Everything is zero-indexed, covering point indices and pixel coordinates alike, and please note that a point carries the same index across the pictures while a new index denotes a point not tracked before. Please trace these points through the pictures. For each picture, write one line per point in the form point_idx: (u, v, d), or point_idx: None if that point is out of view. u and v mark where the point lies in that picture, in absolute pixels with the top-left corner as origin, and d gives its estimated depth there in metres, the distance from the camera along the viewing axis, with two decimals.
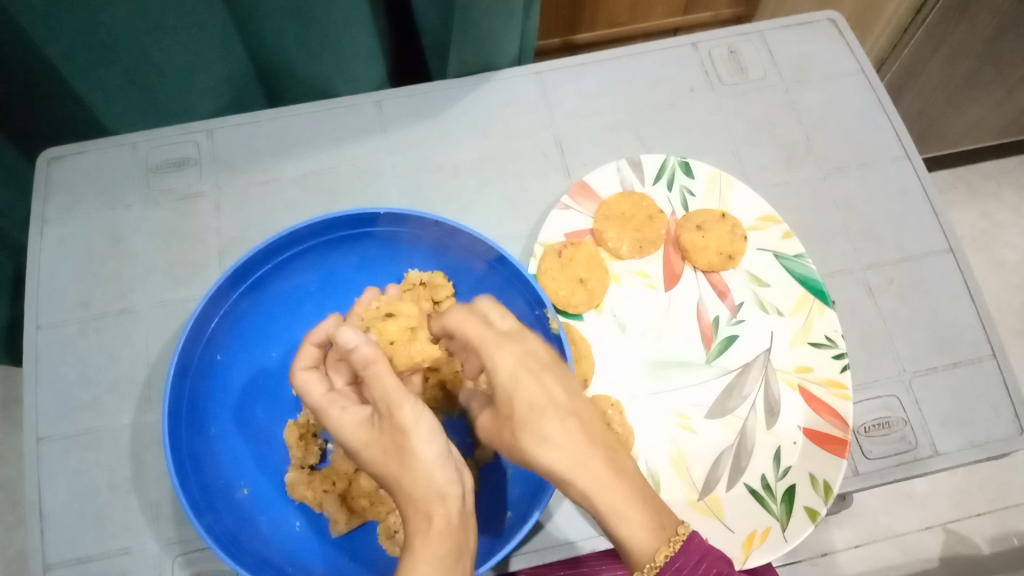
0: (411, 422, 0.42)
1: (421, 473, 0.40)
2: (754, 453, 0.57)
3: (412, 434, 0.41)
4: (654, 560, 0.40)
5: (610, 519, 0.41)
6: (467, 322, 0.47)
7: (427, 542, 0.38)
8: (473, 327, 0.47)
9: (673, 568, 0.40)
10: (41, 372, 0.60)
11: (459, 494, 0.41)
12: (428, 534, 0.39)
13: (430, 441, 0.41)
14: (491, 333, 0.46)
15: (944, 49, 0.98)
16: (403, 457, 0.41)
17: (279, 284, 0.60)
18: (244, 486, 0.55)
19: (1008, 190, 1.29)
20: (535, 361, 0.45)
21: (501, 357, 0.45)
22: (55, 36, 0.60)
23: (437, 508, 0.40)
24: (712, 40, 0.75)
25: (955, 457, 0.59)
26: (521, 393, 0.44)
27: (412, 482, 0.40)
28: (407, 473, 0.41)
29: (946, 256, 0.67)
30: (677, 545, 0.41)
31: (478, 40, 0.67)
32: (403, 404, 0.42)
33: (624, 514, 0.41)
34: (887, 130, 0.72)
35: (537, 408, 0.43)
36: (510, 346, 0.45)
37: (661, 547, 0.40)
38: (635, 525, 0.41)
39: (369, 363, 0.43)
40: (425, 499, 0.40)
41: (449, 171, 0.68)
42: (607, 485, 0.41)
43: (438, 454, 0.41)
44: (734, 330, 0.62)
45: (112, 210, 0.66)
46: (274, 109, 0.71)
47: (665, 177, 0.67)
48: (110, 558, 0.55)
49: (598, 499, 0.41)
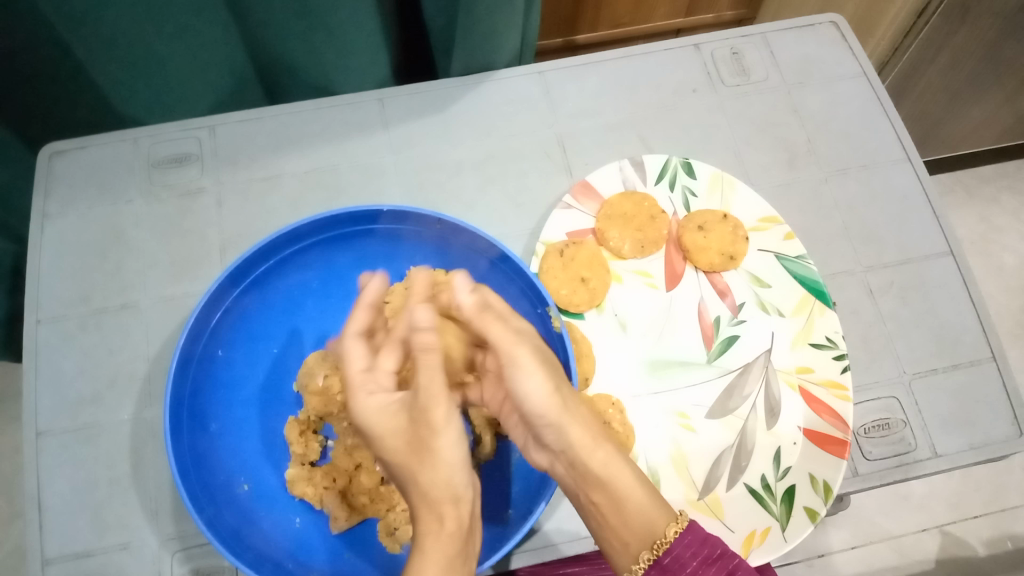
0: (443, 425, 0.40)
1: (440, 475, 0.40)
2: (754, 453, 0.57)
3: (441, 437, 0.40)
4: (664, 536, 0.42)
5: (623, 497, 0.43)
6: (483, 318, 0.44)
7: (437, 543, 0.38)
8: (489, 322, 0.44)
9: (682, 545, 0.42)
10: (41, 367, 0.60)
11: (470, 498, 0.41)
12: (440, 536, 0.39)
13: (455, 445, 0.40)
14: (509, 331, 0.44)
15: (943, 53, 0.98)
16: (425, 455, 0.40)
17: (280, 281, 0.60)
18: (244, 482, 0.55)
19: (1006, 194, 1.29)
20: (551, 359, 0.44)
21: (515, 356, 0.43)
22: (61, 29, 0.60)
23: (449, 509, 0.40)
24: (714, 41, 0.75)
25: (954, 458, 0.59)
26: (533, 392, 0.43)
27: (430, 481, 0.40)
28: (426, 471, 0.40)
29: (946, 259, 0.67)
30: (685, 522, 0.43)
31: (482, 39, 0.67)
32: (437, 404, 0.40)
33: (635, 492, 0.43)
34: (888, 133, 0.72)
35: (550, 406, 0.43)
36: (523, 343, 0.43)
37: (671, 521, 0.43)
38: (646, 501, 0.43)
39: (422, 351, 0.42)
40: (439, 499, 0.40)
41: (451, 169, 0.68)
42: (614, 465, 0.43)
43: (461, 459, 0.40)
44: (734, 330, 0.62)
45: (114, 204, 0.66)
46: (276, 106, 0.71)
47: (667, 177, 0.67)
48: (108, 553, 0.55)
49: (609, 474, 0.43)
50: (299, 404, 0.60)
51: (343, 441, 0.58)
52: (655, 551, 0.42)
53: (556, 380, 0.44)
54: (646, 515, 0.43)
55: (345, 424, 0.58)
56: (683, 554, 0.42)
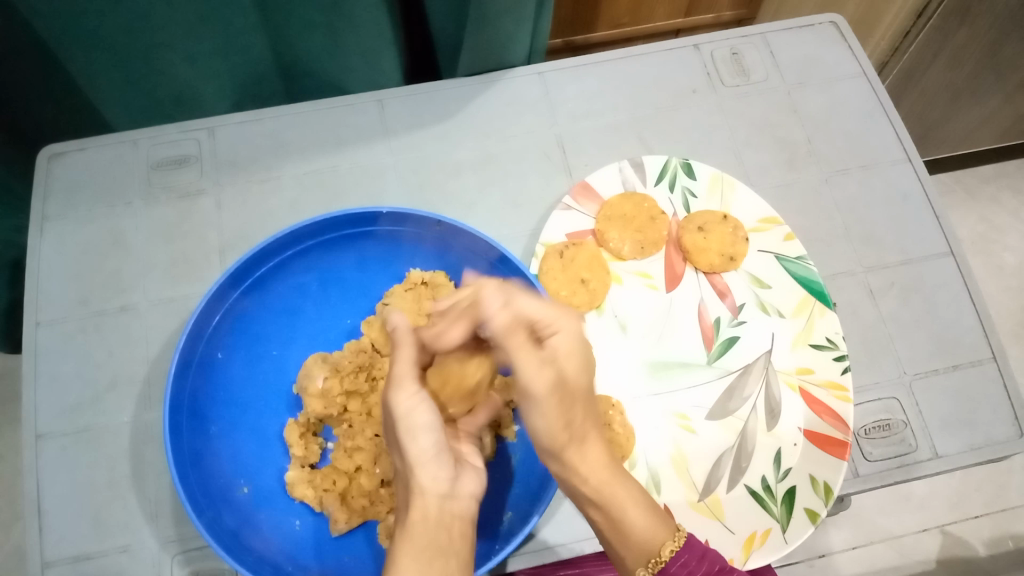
0: (405, 412, 0.43)
1: (410, 465, 0.43)
2: (755, 455, 0.57)
3: (406, 425, 0.43)
4: (659, 555, 0.43)
5: (619, 520, 0.44)
6: (511, 341, 0.42)
7: (408, 533, 0.40)
8: (516, 347, 0.42)
9: (678, 563, 0.43)
10: (41, 369, 0.60)
11: (441, 494, 0.42)
12: (407, 525, 0.41)
13: (425, 436, 0.43)
14: (535, 357, 0.42)
15: (943, 54, 0.98)
16: (399, 447, 0.43)
17: (280, 283, 0.60)
18: (244, 484, 0.54)
19: (1007, 193, 1.29)
20: (569, 390, 0.42)
21: (531, 390, 0.41)
22: (51, 22, 0.60)
23: (416, 501, 0.42)
24: (714, 42, 0.75)
25: (955, 459, 0.59)
26: (542, 424, 0.43)
27: (407, 470, 0.43)
28: (402, 460, 0.43)
29: (946, 259, 0.67)
30: (682, 540, 0.44)
31: (487, 41, 0.67)
32: (405, 389, 0.44)
33: (631, 518, 0.44)
34: (888, 133, 0.72)
35: (556, 437, 0.43)
36: (544, 376, 0.41)
37: (666, 539, 0.44)
38: (643, 520, 0.44)
39: (397, 346, 0.46)
40: (409, 491, 0.42)
41: (451, 171, 0.68)
42: (612, 487, 0.44)
43: (432, 450, 0.43)
44: (734, 331, 0.62)
45: (113, 207, 0.66)
46: (276, 107, 0.70)
47: (667, 178, 0.67)
48: (108, 556, 0.55)
49: (608, 493, 0.44)
50: (299, 406, 0.60)
51: (343, 442, 0.57)
52: (650, 570, 0.43)
53: (565, 414, 0.42)
54: (643, 534, 0.44)
55: (345, 426, 0.58)
56: (678, 572, 0.44)
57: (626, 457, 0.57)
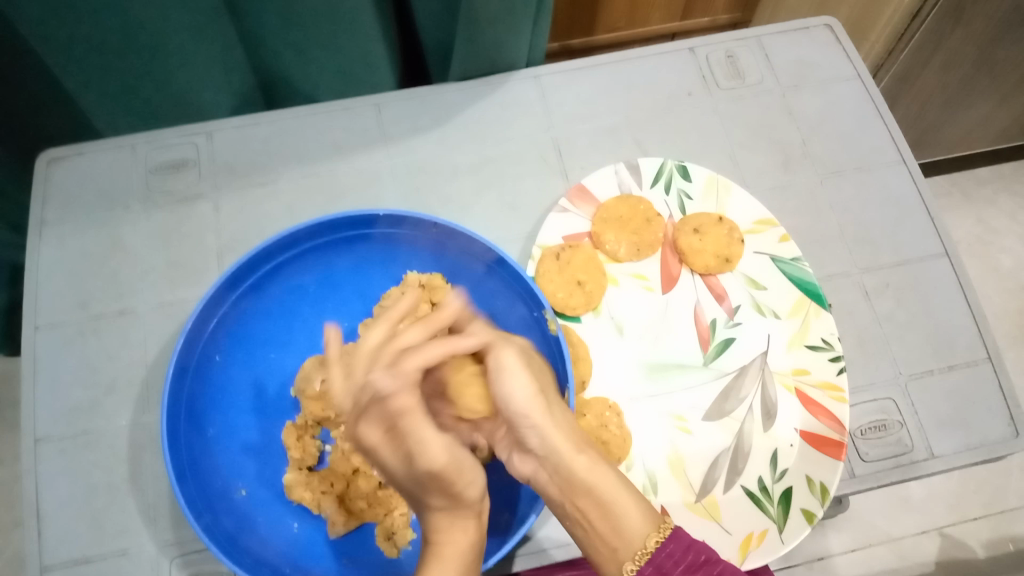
0: (448, 458, 0.43)
1: (462, 502, 0.43)
2: (751, 456, 0.57)
3: (449, 471, 0.42)
4: (646, 546, 0.43)
5: (611, 504, 0.44)
6: (474, 325, 0.49)
7: (453, 544, 0.42)
8: (478, 329, 0.48)
9: (664, 554, 0.43)
10: (40, 374, 0.60)
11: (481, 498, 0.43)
12: (454, 541, 0.42)
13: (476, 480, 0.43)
14: (497, 337, 0.48)
15: (937, 57, 0.99)
16: (444, 488, 0.42)
17: (277, 286, 0.60)
18: (242, 487, 0.55)
19: (1003, 195, 1.30)
20: (535, 364, 0.47)
21: (502, 359, 0.46)
22: (48, 27, 0.60)
23: (469, 525, 0.43)
24: (709, 45, 0.76)
25: (951, 459, 0.59)
26: (516, 389, 0.45)
27: (456, 505, 0.43)
28: (443, 494, 0.43)
29: (941, 260, 0.67)
30: (667, 532, 0.44)
31: (482, 46, 0.68)
32: (428, 428, 0.43)
33: (623, 504, 0.44)
34: (883, 135, 0.72)
35: (533, 405, 0.45)
36: (511, 347, 0.47)
37: (656, 520, 0.44)
38: (632, 508, 0.44)
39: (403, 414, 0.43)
40: (460, 515, 0.43)
41: (448, 174, 0.69)
42: (604, 466, 0.45)
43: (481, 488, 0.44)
44: (730, 333, 0.62)
45: (112, 211, 0.66)
46: (273, 111, 0.71)
47: (662, 180, 0.67)
48: (107, 559, 0.55)
49: (594, 480, 0.44)
50: (297, 409, 0.60)
51: (341, 445, 0.58)
52: (637, 561, 0.43)
53: (539, 382, 0.46)
54: (626, 521, 0.44)
55: (343, 427, 0.58)
56: (665, 564, 0.43)
57: (622, 459, 0.57)
